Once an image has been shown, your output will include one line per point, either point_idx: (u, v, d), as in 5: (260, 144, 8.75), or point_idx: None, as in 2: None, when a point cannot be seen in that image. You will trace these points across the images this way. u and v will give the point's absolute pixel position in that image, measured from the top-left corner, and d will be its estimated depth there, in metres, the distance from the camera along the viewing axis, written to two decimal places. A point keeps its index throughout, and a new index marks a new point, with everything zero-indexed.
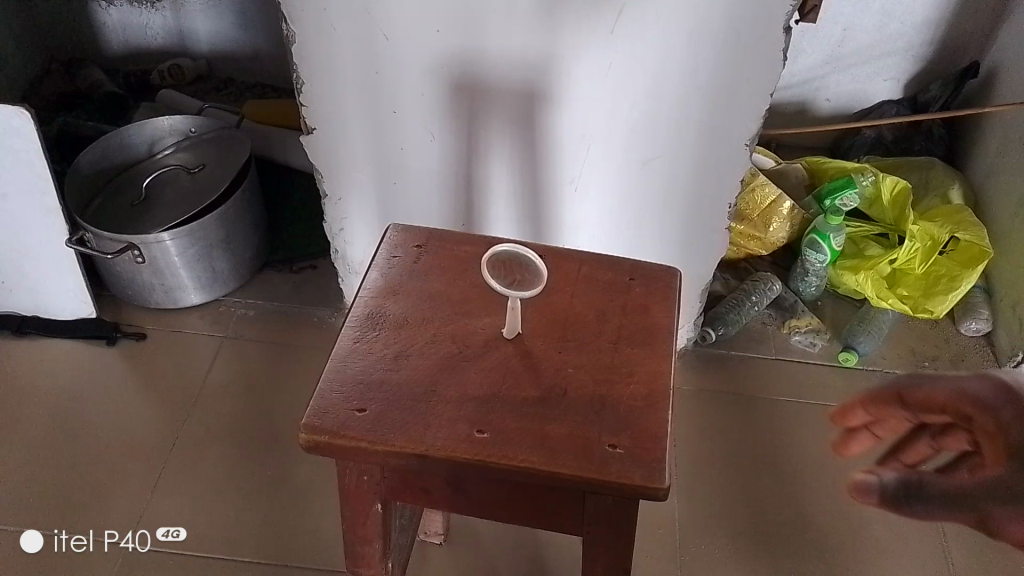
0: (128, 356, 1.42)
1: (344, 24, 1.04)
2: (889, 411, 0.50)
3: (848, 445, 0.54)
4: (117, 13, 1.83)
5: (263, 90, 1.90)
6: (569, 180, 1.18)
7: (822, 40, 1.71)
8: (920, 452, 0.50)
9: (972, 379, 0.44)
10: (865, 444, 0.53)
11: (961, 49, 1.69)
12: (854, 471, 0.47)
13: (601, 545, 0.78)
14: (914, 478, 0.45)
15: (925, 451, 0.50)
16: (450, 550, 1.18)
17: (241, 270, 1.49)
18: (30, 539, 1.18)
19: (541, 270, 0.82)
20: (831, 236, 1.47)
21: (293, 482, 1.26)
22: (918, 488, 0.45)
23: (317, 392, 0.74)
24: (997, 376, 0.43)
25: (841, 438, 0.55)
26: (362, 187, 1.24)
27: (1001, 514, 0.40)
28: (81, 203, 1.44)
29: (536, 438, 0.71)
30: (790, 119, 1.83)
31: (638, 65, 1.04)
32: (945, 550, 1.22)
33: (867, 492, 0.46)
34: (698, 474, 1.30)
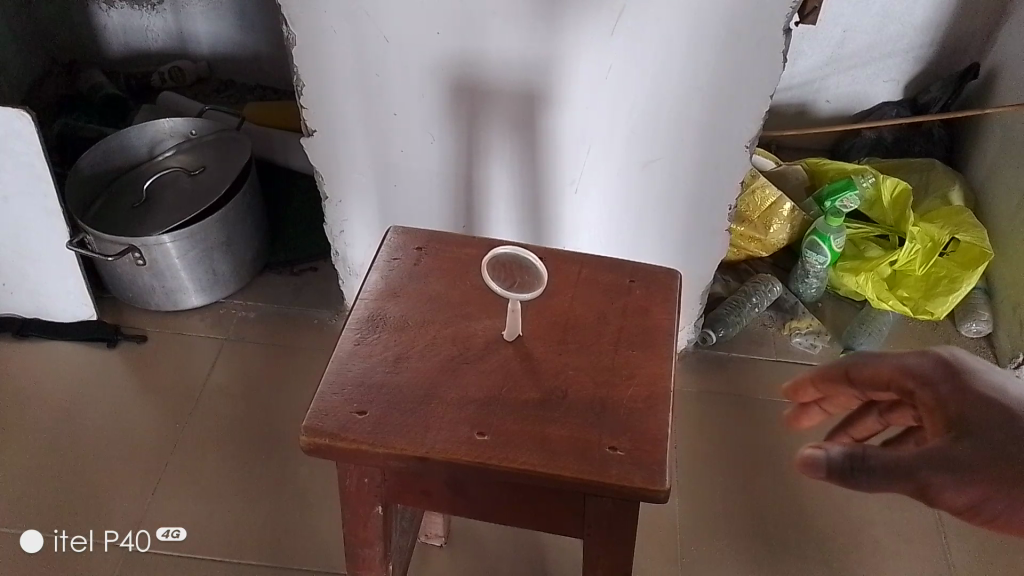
0: (129, 358, 1.42)
1: (344, 25, 1.04)
2: (838, 389, 0.58)
3: (803, 419, 0.63)
4: (118, 15, 1.84)
5: (264, 93, 1.91)
6: (569, 182, 1.18)
7: (822, 42, 1.71)
8: (868, 425, 0.61)
9: (915, 356, 0.53)
10: (816, 418, 0.63)
11: (961, 51, 1.69)
12: (805, 445, 0.52)
13: (603, 547, 0.78)
14: (859, 451, 0.50)
15: (872, 425, 0.62)
16: (451, 552, 1.18)
17: (242, 272, 1.49)
18: (29, 539, 1.18)
19: (541, 271, 0.82)
20: (831, 238, 1.47)
21: (293, 484, 1.26)
22: (862, 461, 0.50)
23: (318, 394, 0.74)
24: (935, 353, 0.53)
25: (795, 411, 0.64)
26: (362, 188, 1.24)
27: (942, 482, 0.47)
28: (82, 206, 1.45)
29: (537, 441, 0.71)
30: (790, 121, 1.83)
31: (638, 66, 1.04)
32: (946, 551, 1.22)
33: (815, 467, 0.51)
34: (698, 475, 1.30)
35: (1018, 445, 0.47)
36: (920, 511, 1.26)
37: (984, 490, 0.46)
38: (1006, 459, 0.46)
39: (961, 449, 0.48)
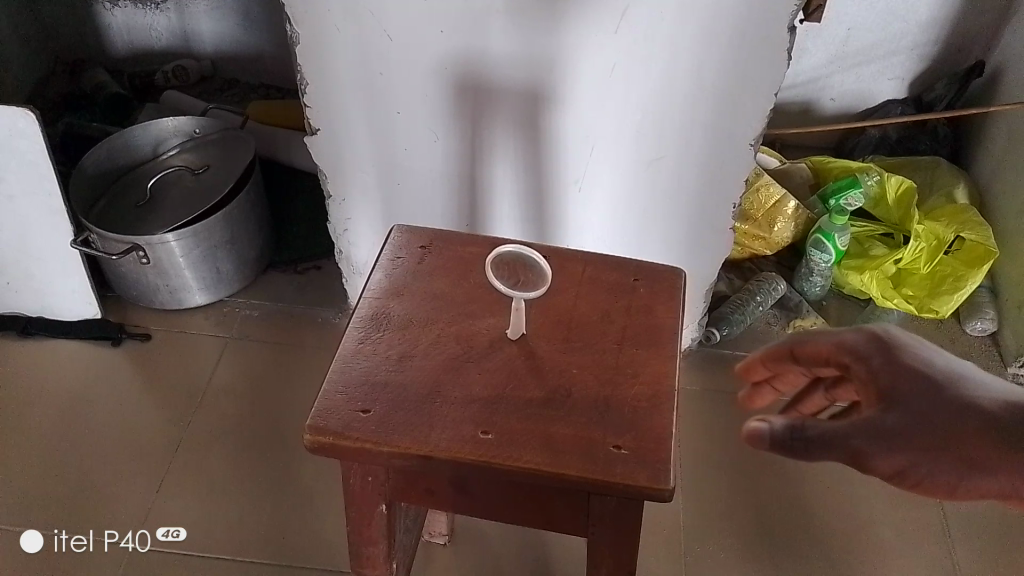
0: (132, 357, 1.42)
1: (348, 24, 1.03)
2: (785, 366, 0.59)
3: (757, 398, 0.64)
4: (121, 14, 1.84)
5: (267, 91, 1.91)
6: (573, 181, 1.18)
7: (827, 40, 1.70)
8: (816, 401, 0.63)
9: (850, 332, 0.55)
10: (769, 397, 0.64)
11: (967, 49, 1.69)
12: (750, 419, 0.54)
13: (607, 546, 0.78)
14: (800, 422, 0.52)
15: (820, 401, 0.63)
16: (455, 551, 1.18)
17: (245, 271, 1.49)
18: (30, 539, 1.18)
19: (547, 271, 0.82)
20: (836, 236, 1.47)
21: (296, 483, 1.26)
22: (802, 432, 0.52)
23: (322, 392, 0.74)
24: (869, 329, 0.55)
25: (750, 391, 0.65)
26: (366, 188, 1.24)
27: (871, 450, 0.50)
28: (86, 205, 1.45)
29: (541, 439, 0.71)
30: (795, 119, 1.83)
31: (642, 64, 1.04)
32: (950, 550, 1.21)
33: (759, 439, 0.53)
34: (700, 475, 1.29)
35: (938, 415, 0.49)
36: (925, 510, 1.26)
37: (910, 456, 0.49)
38: (930, 428, 0.49)
39: (887, 419, 0.50)
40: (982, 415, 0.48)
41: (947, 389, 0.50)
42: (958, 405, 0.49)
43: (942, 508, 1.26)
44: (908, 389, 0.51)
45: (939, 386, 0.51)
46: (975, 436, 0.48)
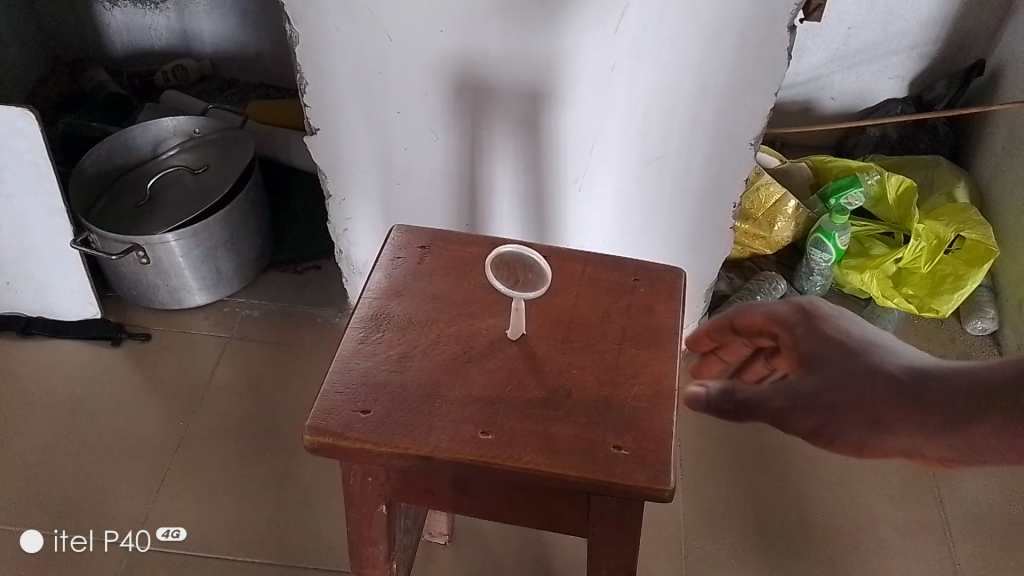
0: (132, 356, 1.42)
1: (347, 24, 1.03)
2: (726, 335, 0.60)
3: (705, 368, 0.66)
4: (122, 14, 1.84)
5: (267, 91, 1.91)
6: (573, 180, 1.18)
7: (827, 39, 1.70)
8: (757, 370, 0.60)
9: (781, 303, 0.54)
10: (716, 366, 0.65)
11: (967, 48, 1.69)
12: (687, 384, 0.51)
13: (608, 547, 0.77)
14: (733, 385, 0.49)
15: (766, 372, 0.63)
16: (455, 550, 1.18)
17: (245, 271, 1.49)
18: (30, 539, 1.18)
19: (546, 271, 0.82)
20: (836, 235, 1.47)
21: (296, 483, 1.26)
22: (734, 395, 0.49)
23: (321, 392, 0.74)
24: (799, 299, 0.54)
25: (699, 362, 0.66)
26: (366, 187, 1.24)
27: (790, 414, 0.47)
28: (86, 205, 1.45)
29: (541, 440, 0.71)
30: (795, 118, 1.83)
31: (642, 64, 1.03)
32: (951, 550, 1.21)
33: (698, 404, 0.50)
34: (700, 474, 1.29)
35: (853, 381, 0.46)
36: (925, 510, 1.26)
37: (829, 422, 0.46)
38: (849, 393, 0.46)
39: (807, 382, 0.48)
40: (891, 379, 0.45)
41: (860, 355, 0.47)
42: (868, 369, 0.46)
43: (942, 507, 1.26)
44: (829, 354, 0.49)
45: (862, 353, 0.48)
46: (884, 402, 0.45)
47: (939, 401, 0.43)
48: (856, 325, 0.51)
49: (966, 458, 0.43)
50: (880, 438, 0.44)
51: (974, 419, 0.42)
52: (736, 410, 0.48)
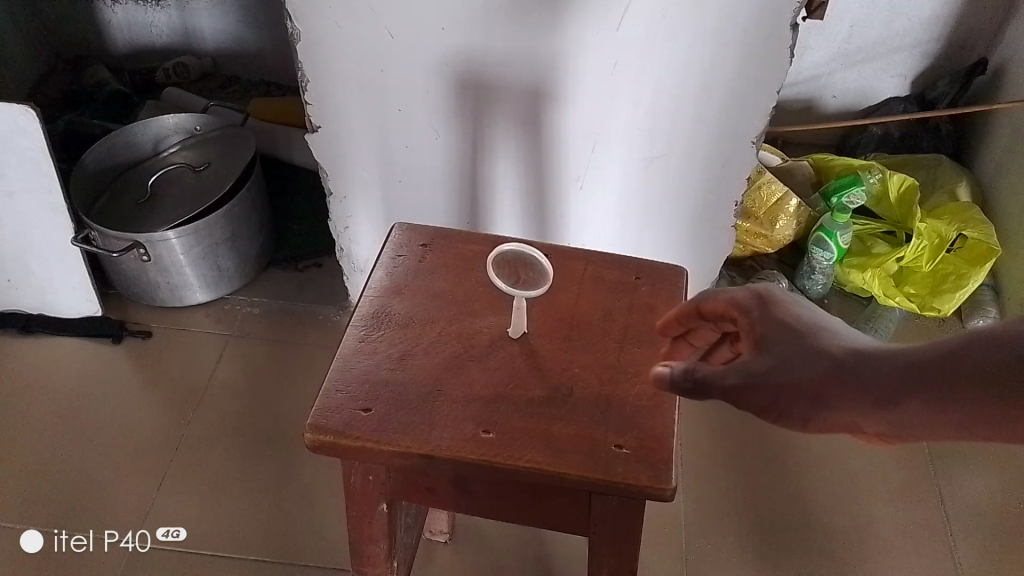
0: (132, 354, 1.42)
1: (349, 22, 1.03)
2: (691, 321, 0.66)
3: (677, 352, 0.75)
4: (122, 11, 1.83)
5: (268, 88, 1.91)
6: (574, 178, 1.18)
7: (829, 37, 1.69)
8: (723, 354, 0.67)
9: (742, 290, 0.59)
10: (685, 351, 0.74)
11: (970, 46, 1.68)
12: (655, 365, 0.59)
13: (608, 546, 0.77)
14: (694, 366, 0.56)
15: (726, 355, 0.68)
16: (456, 549, 1.18)
17: (246, 269, 1.49)
18: (30, 539, 1.18)
19: (547, 270, 0.83)
20: (838, 234, 1.47)
21: (297, 481, 1.26)
22: (694, 375, 0.56)
23: (322, 391, 0.74)
24: (760, 286, 0.59)
25: (671, 347, 0.75)
26: (367, 185, 1.24)
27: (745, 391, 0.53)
28: (87, 202, 1.45)
29: (542, 439, 0.71)
30: (797, 116, 1.82)
31: (644, 61, 1.03)
32: (952, 549, 1.21)
33: (661, 381, 0.57)
34: (700, 474, 1.29)
35: (799, 355, 0.52)
36: (927, 509, 1.26)
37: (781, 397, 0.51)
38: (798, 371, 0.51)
39: (757, 364, 0.53)
40: (832, 360, 0.50)
41: (810, 339, 0.52)
42: (813, 351, 0.51)
43: (943, 507, 1.26)
44: (776, 333, 0.54)
45: (810, 335, 0.53)
46: (822, 377, 0.50)
47: (871, 381, 0.48)
48: (806, 308, 0.56)
49: (895, 432, 0.48)
50: (825, 412, 0.50)
51: (901, 397, 0.47)
52: (695, 387, 0.55)
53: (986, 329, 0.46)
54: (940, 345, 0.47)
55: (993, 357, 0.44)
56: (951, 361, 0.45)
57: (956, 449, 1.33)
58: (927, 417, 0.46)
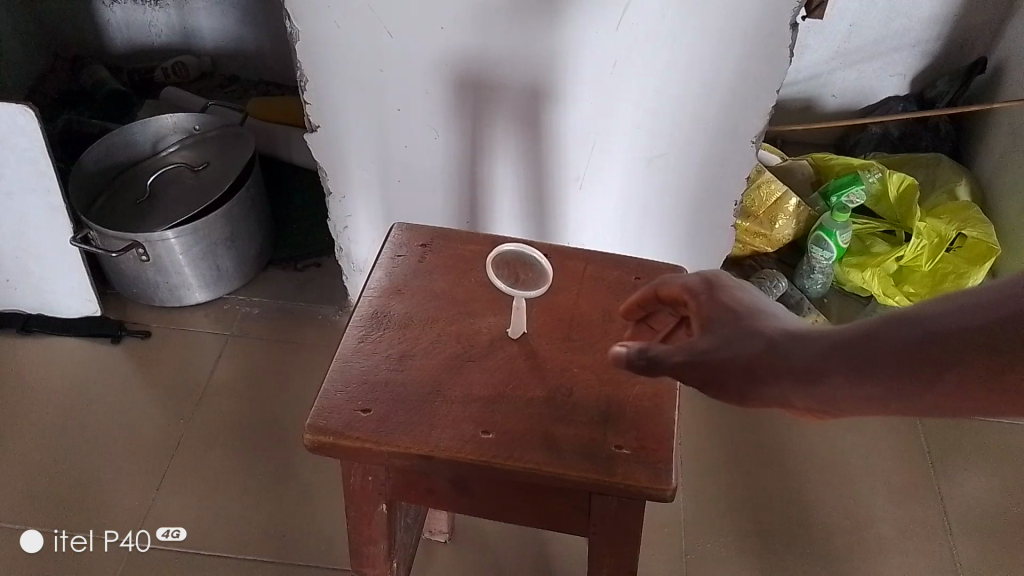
0: (132, 354, 1.42)
1: (348, 21, 1.02)
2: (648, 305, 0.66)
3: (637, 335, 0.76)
4: (121, 10, 1.83)
5: (267, 88, 1.90)
6: (574, 177, 1.18)
7: (829, 36, 1.69)
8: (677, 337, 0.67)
9: (693, 275, 0.59)
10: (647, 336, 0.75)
11: (969, 45, 1.68)
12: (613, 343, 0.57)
13: (607, 546, 0.77)
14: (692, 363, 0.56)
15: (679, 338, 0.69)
16: (455, 548, 1.18)
17: (245, 268, 1.49)
18: (30, 539, 1.18)
19: (546, 270, 0.83)
20: (837, 233, 1.47)
21: (297, 480, 1.26)
22: (649, 353, 0.54)
23: (322, 392, 0.74)
24: (712, 270, 0.59)
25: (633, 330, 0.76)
26: (367, 184, 1.23)
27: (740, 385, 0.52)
28: (86, 201, 1.44)
29: (541, 439, 0.71)
30: (797, 115, 1.82)
31: (644, 60, 1.03)
32: (951, 548, 1.21)
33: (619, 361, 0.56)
34: (700, 473, 1.29)
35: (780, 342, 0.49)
36: (927, 508, 1.26)
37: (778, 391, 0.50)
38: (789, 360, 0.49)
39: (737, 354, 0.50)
40: (768, 339, 0.49)
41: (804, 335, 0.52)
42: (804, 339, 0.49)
43: (942, 506, 1.26)
44: (720, 313, 0.53)
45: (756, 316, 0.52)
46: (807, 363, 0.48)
47: (801, 357, 0.47)
48: (750, 291, 0.55)
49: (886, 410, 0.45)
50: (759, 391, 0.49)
51: (831, 373, 0.46)
52: (650, 365, 0.54)
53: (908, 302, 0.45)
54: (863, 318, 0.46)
55: (918, 330, 0.44)
56: (876, 333, 0.45)
57: (955, 448, 1.33)
58: (853, 391, 0.45)
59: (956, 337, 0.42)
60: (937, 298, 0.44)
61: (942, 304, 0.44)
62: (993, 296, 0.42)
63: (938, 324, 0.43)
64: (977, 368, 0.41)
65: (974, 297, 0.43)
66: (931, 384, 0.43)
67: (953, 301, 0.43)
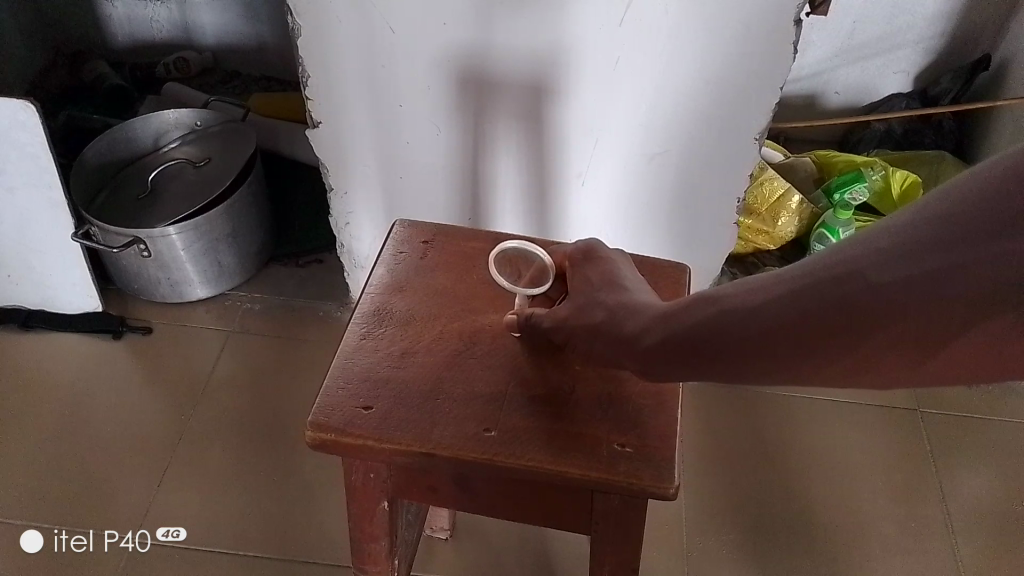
0: (133, 350, 1.42)
1: (350, 16, 1.02)
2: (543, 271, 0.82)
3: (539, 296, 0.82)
4: (122, 5, 1.82)
5: (268, 83, 1.90)
6: (576, 173, 1.18)
7: (833, 33, 1.68)
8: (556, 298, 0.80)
9: (577, 242, 0.78)
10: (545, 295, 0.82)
11: (973, 42, 1.68)
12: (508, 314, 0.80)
13: (609, 545, 0.77)
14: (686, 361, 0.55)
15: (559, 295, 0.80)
16: (456, 545, 1.18)
17: (246, 264, 1.49)
18: (30, 539, 1.17)
19: (548, 263, 0.83)
20: (840, 231, 1.48)
21: (298, 477, 1.26)
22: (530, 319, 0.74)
23: (324, 389, 0.74)
24: (588, 241, 0.78)
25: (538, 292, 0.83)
26: (368, 181, 1.23)
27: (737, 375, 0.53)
28: (87, 197, 1.44)
29: (543, 437, 0.70)
30: (800, 112, 1.81)
31: (648, 55, 1.02)
32: (953, 546, 1.21)
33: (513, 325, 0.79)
34: (701, 473, 1.28)
35: None
36: (928, 506, 1.25)
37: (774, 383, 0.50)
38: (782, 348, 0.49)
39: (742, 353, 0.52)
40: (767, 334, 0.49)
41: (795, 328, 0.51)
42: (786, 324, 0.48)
43: (944, 502, 1.26)
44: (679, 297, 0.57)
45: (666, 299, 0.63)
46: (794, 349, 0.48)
47: (783, 322, 0.48)
48: (610, 259, 0.74)
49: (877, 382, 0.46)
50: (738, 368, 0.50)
51: (821, 340, 0.46)
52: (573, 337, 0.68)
53: (869, 243, 0.45)
54: (831, 269, 0.46)
55: (883, 287, 0.43)
56: (846, 290, 0.45)
57: (957, 444, 1.33)
58: (837, 351, 0.46)
59: (927, 294, 0.42)
60: (894, 242, 0.44)
61: (895, 254, 0.43)
62: (955, 244, 0.41)
63: (896, 277, 0.43)
64: (951, 327, 0.41)
65: (932, 242, 0.42)
66: (915, 345, 0.43)
67: (907, 251, 0.43)
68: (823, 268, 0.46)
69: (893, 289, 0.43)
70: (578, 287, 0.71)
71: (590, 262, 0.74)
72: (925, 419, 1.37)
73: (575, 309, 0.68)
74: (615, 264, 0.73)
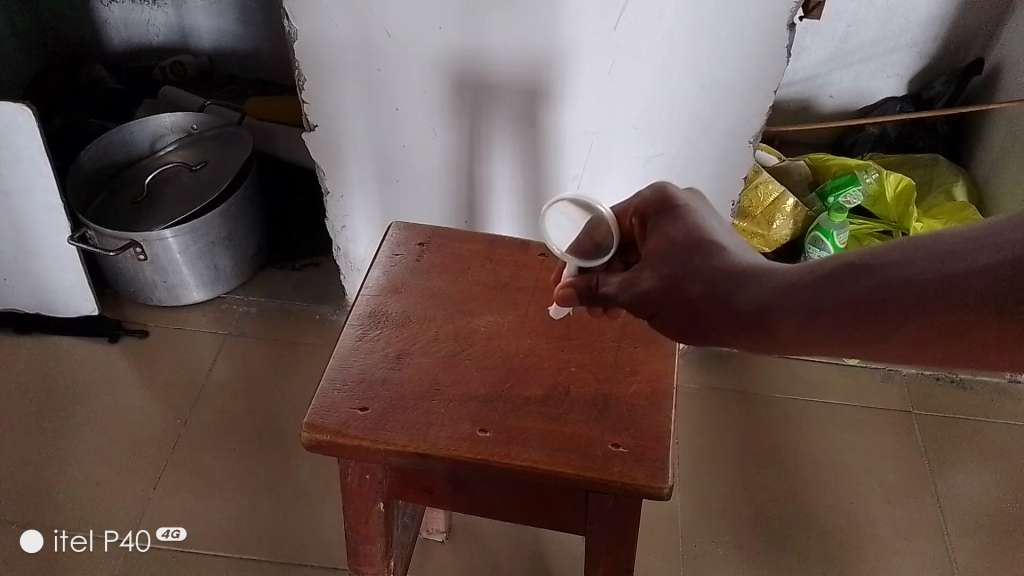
0: (130, 353, 1.42)
1: (345, 17, 1.02)
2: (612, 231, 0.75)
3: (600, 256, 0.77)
4: (120, 9, 1.83)
5: (264, 87, 1.91)
6: (570, 175, 1.18)
7: (827, 37, 1.70)
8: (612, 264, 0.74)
9: (646, 188, 0.71)
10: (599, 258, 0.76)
11: (965, 47, 1.69)
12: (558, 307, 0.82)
13: (606, 545, 0.77)
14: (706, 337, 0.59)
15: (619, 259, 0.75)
16: (452, 547, 1.18)
17: (242, 267, 1.49)
18: (30, 539, 1.17)
19: (612, 228, 0.75)
20: (834, 233, 1.46)
21: (294, 482, 1.26)
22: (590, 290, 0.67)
23: (319, 391, 0.74)
24: (660, 184, 0.70)
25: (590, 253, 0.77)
26: (364, 183, 1.23)
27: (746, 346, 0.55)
28: (83, 201, 1.44)
29: (538, 438, 0.71)
30: (794, 116, 1.82)
31: (643, 58, 1.03)
32: (948, 547, 1.21)
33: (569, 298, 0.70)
34: (697, 473, 1.29)
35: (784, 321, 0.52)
36: (923, 507, 1.26)
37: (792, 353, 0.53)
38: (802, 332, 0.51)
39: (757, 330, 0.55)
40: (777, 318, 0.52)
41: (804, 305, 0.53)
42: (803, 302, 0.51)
43: (939, 504, 1.26)
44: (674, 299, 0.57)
45: None
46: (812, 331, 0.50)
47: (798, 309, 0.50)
48: (690, 204, 0.66)
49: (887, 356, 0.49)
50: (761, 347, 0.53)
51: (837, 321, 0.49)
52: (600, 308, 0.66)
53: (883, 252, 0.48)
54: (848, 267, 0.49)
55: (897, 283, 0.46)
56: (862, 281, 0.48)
57: (951, 443, 1.34)
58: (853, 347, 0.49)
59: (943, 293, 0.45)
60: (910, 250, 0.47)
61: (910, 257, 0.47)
62: (964, 253, 0.44)
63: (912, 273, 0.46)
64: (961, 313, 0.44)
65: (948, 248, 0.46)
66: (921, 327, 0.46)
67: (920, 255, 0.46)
68: (839, 268, 0.50)
69: (908, 284, 0.46)
70: (660, 250, 0.62)
71: (667, 212, 0.66)
72: (918, 420, 1.37)
73: (666, 286, 0.59)
74: (698, 216, 0.64)
